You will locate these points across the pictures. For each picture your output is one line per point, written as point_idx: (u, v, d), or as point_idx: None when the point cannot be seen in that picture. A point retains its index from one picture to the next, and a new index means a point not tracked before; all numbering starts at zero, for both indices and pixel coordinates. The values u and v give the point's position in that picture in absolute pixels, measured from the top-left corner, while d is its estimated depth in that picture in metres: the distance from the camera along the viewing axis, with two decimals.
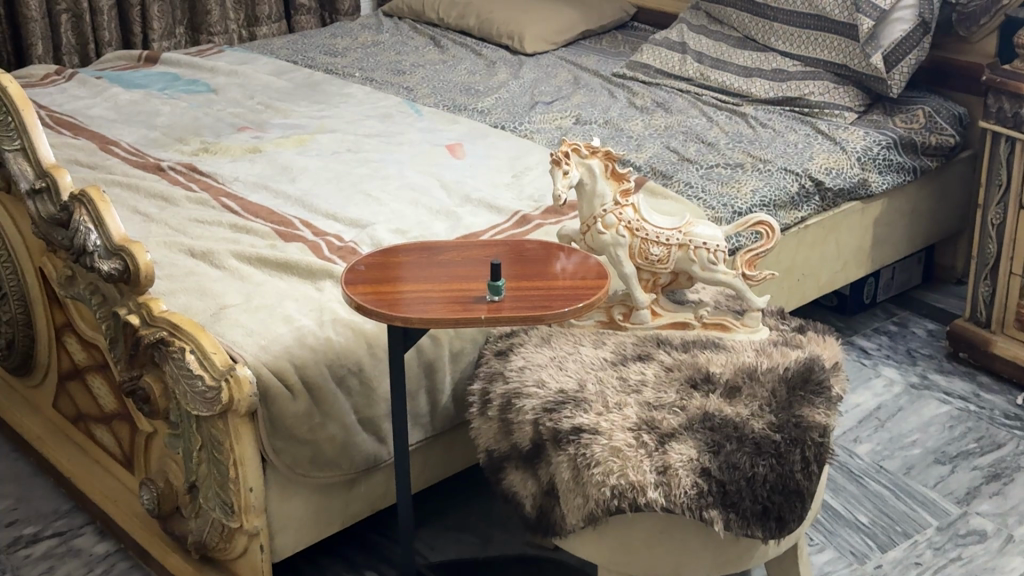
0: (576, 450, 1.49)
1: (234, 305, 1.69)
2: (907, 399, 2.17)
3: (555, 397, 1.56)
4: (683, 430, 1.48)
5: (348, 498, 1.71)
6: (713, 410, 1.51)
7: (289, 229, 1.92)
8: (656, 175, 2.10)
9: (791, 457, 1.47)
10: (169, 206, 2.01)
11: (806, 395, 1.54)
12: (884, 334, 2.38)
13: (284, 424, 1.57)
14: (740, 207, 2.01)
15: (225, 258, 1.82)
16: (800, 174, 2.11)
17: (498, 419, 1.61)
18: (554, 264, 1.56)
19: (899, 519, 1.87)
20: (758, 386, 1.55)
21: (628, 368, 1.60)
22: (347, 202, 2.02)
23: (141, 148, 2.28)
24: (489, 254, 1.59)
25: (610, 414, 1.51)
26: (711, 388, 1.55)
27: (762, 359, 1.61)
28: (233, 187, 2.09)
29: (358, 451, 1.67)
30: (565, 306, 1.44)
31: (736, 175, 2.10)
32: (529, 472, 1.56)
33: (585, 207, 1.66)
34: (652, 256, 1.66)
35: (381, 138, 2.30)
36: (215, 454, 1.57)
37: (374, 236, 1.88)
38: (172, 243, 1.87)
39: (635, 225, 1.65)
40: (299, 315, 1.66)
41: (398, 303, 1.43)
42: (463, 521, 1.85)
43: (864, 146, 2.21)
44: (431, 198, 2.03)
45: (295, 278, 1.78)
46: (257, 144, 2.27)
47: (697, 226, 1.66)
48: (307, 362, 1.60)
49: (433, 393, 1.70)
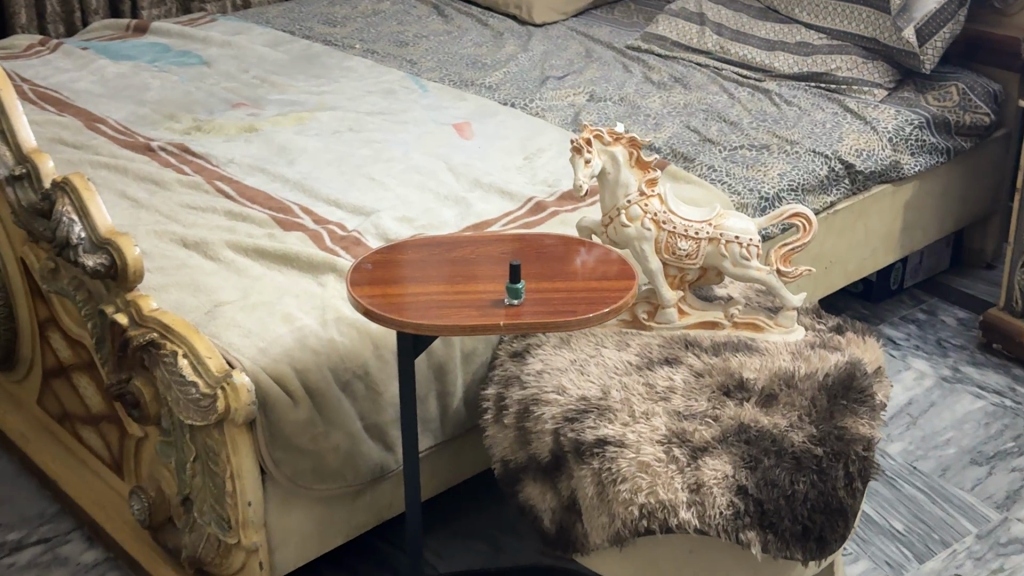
0: (601, 465, 1.38)
1: (230, 302, 1.58)
2: (939, 393, 2.06)
3: (577, 404, 1.45)
4: (717, 443, 1.38)
5: (353, 510, 1.59)
6: (749, 421, 1.40)
7: (288, 216, 1.80)
8: (677, 157, 1.99)
9: (833, 472, 1.36)
10: (161, 190, 1.90)
11: (848, 404, 1.43)
12: (913, 323, 2.26)
13: (283, 434, 1.45)
14: (767, 191, 1.89)
15: (219, 249, 1.71)
16: (830, 157, 2.00)
17: (514, 427, 1.49)
18: (576, 262, 1.44)
19: (936, 526, 1.76)
20: (795, 394, 1.44)
21: (655, 373, 1.49)
22: (349, 187, 1.89)
23: (129, 125, 2.16)
24: (505, 250, 1.46)
25: (637, 425, 1.41)
26: (746, 396, 1.44)
27: (799, 363, 1.49)
28: (228, 169, 1.97)
29: (365, 460, 1.55)
30: (589, 311, 1.31)
31: (763, 158, 1.99)
32: (549, 484, 1.46)
33: (606, 197, 1.54)
34: (680, 251, 1.54)
35: (384, 116, 2.18)
36: (209, 465, 1.45)
37: (379, 224, 1.76)
38: (164, 232, 1.75)
39: (661, 218, 1.53)
40: (300, 314, 1.55)
41: (408, 307, 1.32)
42: (472, 527, 1.75)
43: (896, 126, 2.09)
44: (439, 182, 1.90)
45: (295, 271, 1.67)
46: (253, 122, 2.14)
47: (728, 219, 1.55)
48: (310, 366, 1.48)
49: (443, 396, 1.59)
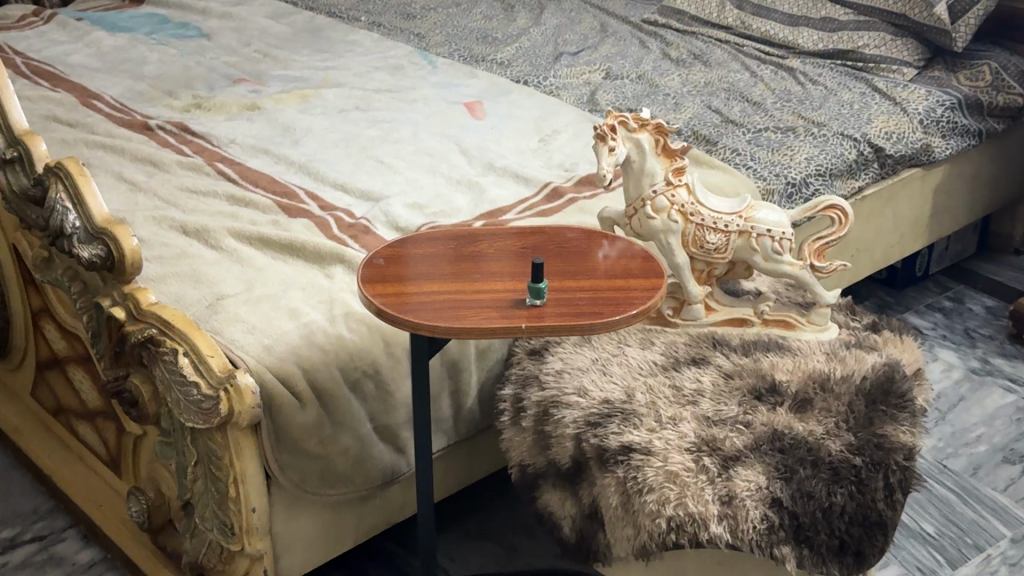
0: (626, 473, 1.30)
1: (233, 295, 1.50)
2: (969, 387, 1.98)
3: (600, 408, 1.37)
4: (749, 452, 1.30)
5: (362, 513, 1.52)
6: (782, 428, 1.33)
7: (293, 202, 1.72)
8: (699, 140, 1.90)
9: (873, 484, 1.29)
10: (160, 173, 1.82)
11: (888, 410, 1.35)
12: (939, 311, 2.19)
13: (290, 438, 1.38)
14: (794, 176, 1.81)
15: (221, 236, 1.63)
16: (858, 140, 1.91)
17: (533, 431, 1.42)
18: (602, 258, 1.35)
19: (969, 529, 1.69)
20: (831, 398, 1.36)
21: (681, 375, 1.41)
22: (356, 170, 1.81)
23: (126, 102, 2.07)
24: (525, 245, 1.38)
25: (665, 431, 1.33)
26: (779, 400, 1.37)
27: (834, 364, 1.42)
28: (229, 150, 1.89)
29: (375, 464, 1.47)
30: (617, 312, 1.23)
31: (789, 141, 1.90)
32: (569, 490, 1.38)
33: (631, 187, 1.46)
34: (709, 245, 1.45)
35: (392, 94, 2.09)
36: (211, 470, 1.37)
37: (389, 211, 1.68)
38: (163, 218, 1.67)
39: (689, 209, 1.45)
40: (307, 309, 1.47)
41: (421, 307, 1.24)
42: (486, 528, 1.68)
43: (927, 107, 2.00)
44: (450, 166, 1.82)
45: (302, 262, 1.59)
46: (255, 100, 2.05)
47: (760, 210, 1.46)
48: (317, 366, 1.40)
49: (457, 394, 1.51)
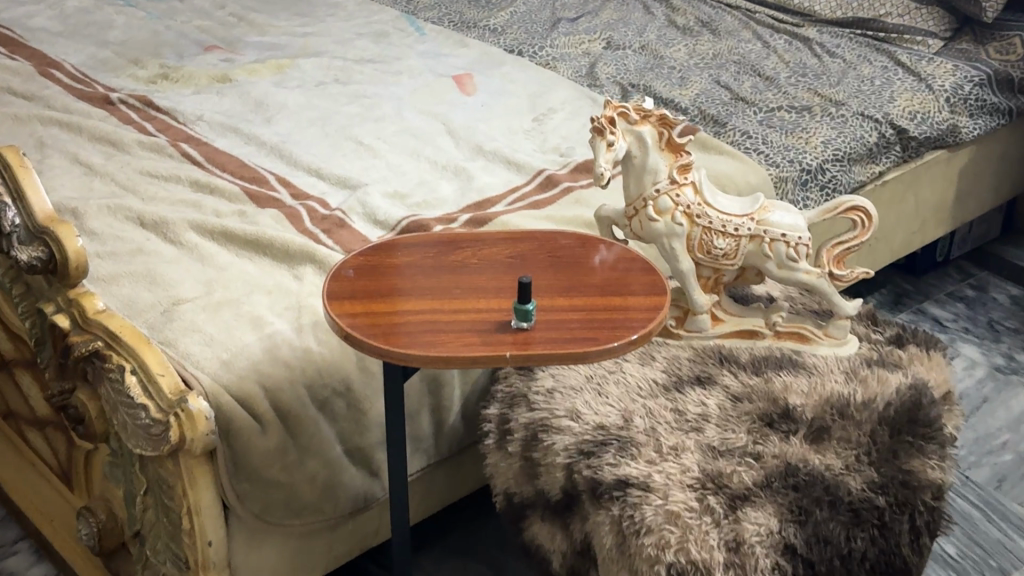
0: (621, 511, 1.17)
1: (190, 299, 1.36)
2: (993, 386, 1.84)
3: (594, 435, 1.24)
4: (760, 490, 1.16)
5: (332, 539, 1.39)
6: (797, 462, 1.19)
7: (263, 189, 1.58)
8: (706, 120, 1.75)
9: (897, 527, 1.16)
10: (119, 154, 1.67)
11: (915, 442, 1.22)
12: (961, 301, 2.05)
13: (250, 465, 1.24)
14: (810, 163, 1.67)
15: (180, 230, 1.49)
16: (879, 121, 1.76)
17: (520, 457, 1.28)
18: (599, 270, 1.21)
19: (993, 550, 1.55)
20: (851, 427, 1.23)
21: (685, 398, 1.27)
22: (333, 153, 1.66)
23: (87, 70, 1.92)
24: (513, 253, 1.23)
25: (665, 463, 1.19)
26: (792, 429, 1.23)
27: (855, 386, 1.28)
28: (196, 128, 1.74)
29: (346, 489, 1.34)
30: (614, 338, 1.09)
31: (804, 122, 1.75)
32: (559, 524, 1.25)
33: (632, 185, 1.32)
34: (717, 251, 1.31)
35: (375, 65, 1.94)
36: (162, 499, 1.24)
37: (366, 201, 1.53)
38: (119, 208, 1.53)
39: (695, 211, 1.31)
40: (271, 317, 1.33)
41: (394, 331, 1.10)
42: (471, 545, 1.55)
43: (954, 84, 1.85)
44: (436, 149, 1.67)
45: (268, 260, 1.44)
46: (226, 71, 1.90)
47: (773, 212, 1.31)
48: (281, 384, 1.27)
49: (437, 411, 1.37)
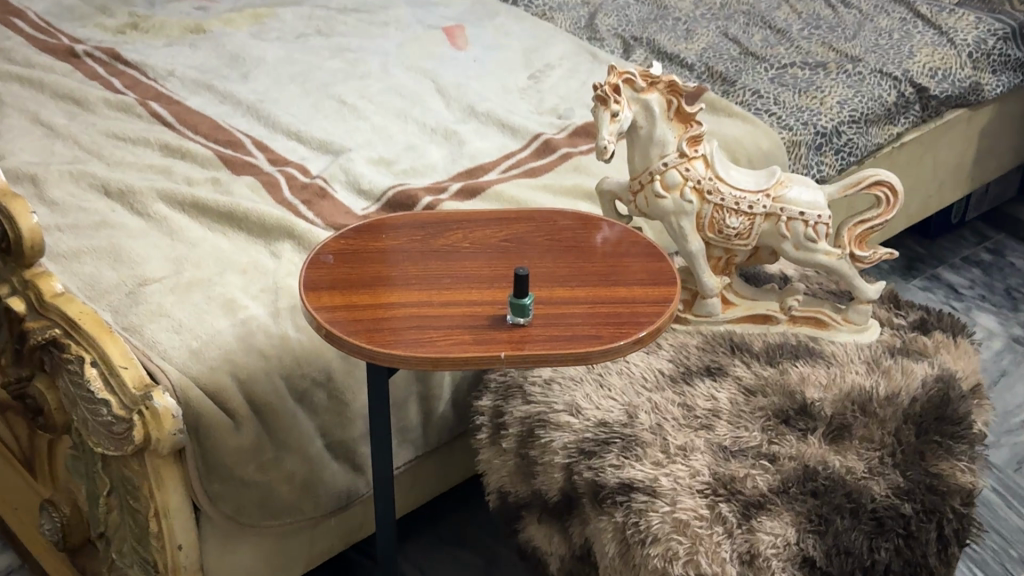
0: (626, 518, 1.07)
1: (159, 279, 1.26)
2: (1011, 359, 1.75)
3: (595, 433, 1.14)
4: (776, 497, 1.06)
5: (312, 537, 1.30)
6: (815, 464, 1.09)
7: (238, 153, 1.47)
8: (714, 78, 1.65)
9: (924, 536, 1.06)
10: (84, 114, 1.55)
11: (944, 442, 1.12)
12: (977, 266, 1.95)
13: (222, 464, 1.14)
14: (825, 125, 1.56)
15: (148, 200, 1.38)
16: (899, 79, 1.65)
17: (515, 454, 1.19)
18: (600, 254, 1.11)
19: (1014, 539, 1.46)
20: (875, 424, 1.13)
21: (694, 391, 1.18)
22: (314, 113, 1.55)
23: (51, 20, 1.79)
24: (507, 235, 1.13)
25: (673, 466, 1.10)
26: (810, 427, 1.13)
27: (877, 379, 1.18)
28: (167, 85, 1.62)
29: (327, 486, 1.25)
30: (620, 336, 0.99)
31: (818, 80, 1.65)
32: (556, 527, 1.16)
33: (638, 158, 1.21)
34: (729, 229, 1.21)
35: (360, 15, 1.83)
36: (127, 500, 1.14)
37: (349, 167, 1.42)
38: (82, 174, 1.41)
39: (706, 186, 1.20)
40: (246, 300, 1.23)
41: (377, 326, 1.00)
42: (462, 535, 1.46)
43: (976, 38, 1.74)
44: (425, 109, 1.56)
45: (243, 236, 1.34)
46: (200, 21, 1.79)
47: (790, 188, 1.21)
48: (255, 375, 1.17)
49: (426, 400, 1.27)
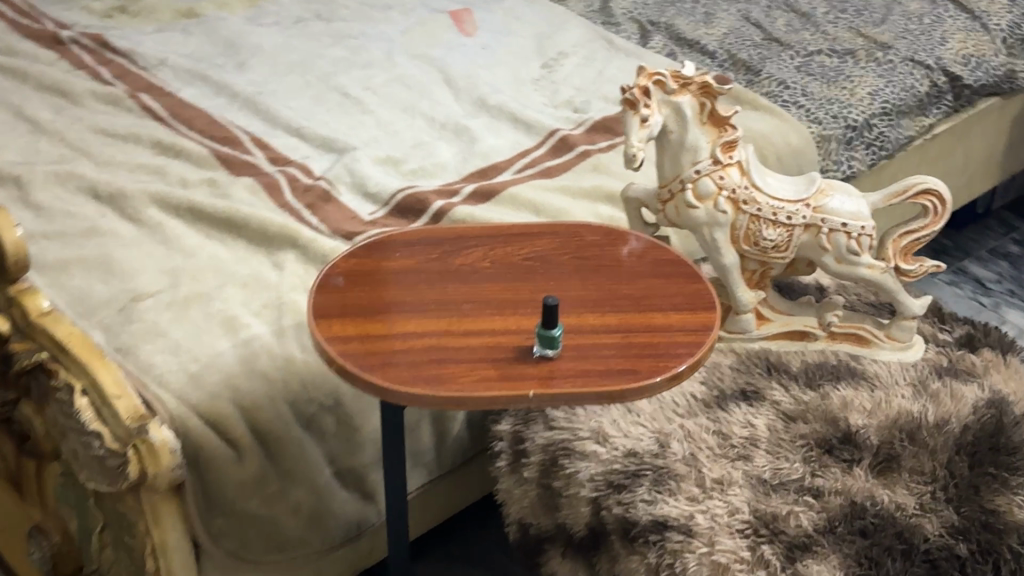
0: (659, 559, 0.99)
1: (153, 293, 1.17)
2: None
3: (625, 464, 1.07)
4: (821, 538, 0.98)
5: (320, 568, 1.22)
6: (863, 498, 1.01)
7: (236, 151, 1.38)
8: (738, 67, 1.57)
9: None
10: (70, 107, 1.46)
11: (999, 474, 1.04)
12: (1004, 259, 1.88)
13: (224, 498, 1.07)
14: (857, 119, 1.47)
15: (140, 204, 1.29)
16: (932, 68, 1.57)
17: (537, 485, 1.11)
18: (631, 275, 1.03)
19: None
20: (924, 455, 1.06)
21: (729, 415, 1.11)
22: (316, 107, 1.47)
23: (35, 4, 1.70)
24: (531, 254, 1.05)
25: (710, 502, 1.02)
26: (855, 458, 1.06)
27: (925, 404, 1.11)
28: (158, 75, 1.53)
29: (335, 517, 1.17)
30: (657, 371, 0.91)
31: (847, 69, 1.56)
32: (582, 564, 1.08)
33: (667, 165, 1.13)
34: (766, 242, 1.13)
35: None
36: (122, 536, 1.06)
37: (355, 167, 1.34)
38: (69, 175, 1.32)
39: (741, 196, 1.11)
40: (248, 317, 1.15)
41: (393, 360, 0.91)
42: (476, 555, 1.39)
43: (1011, 23, 1.68)
44: (433, 102, 1.48)
45: (243, 244, 1.25)
46: (192, 6, 1.72)
47: (831, 198, 1.13)
48: (260, 403, 1.08)
49: (440, 421, 1.19)
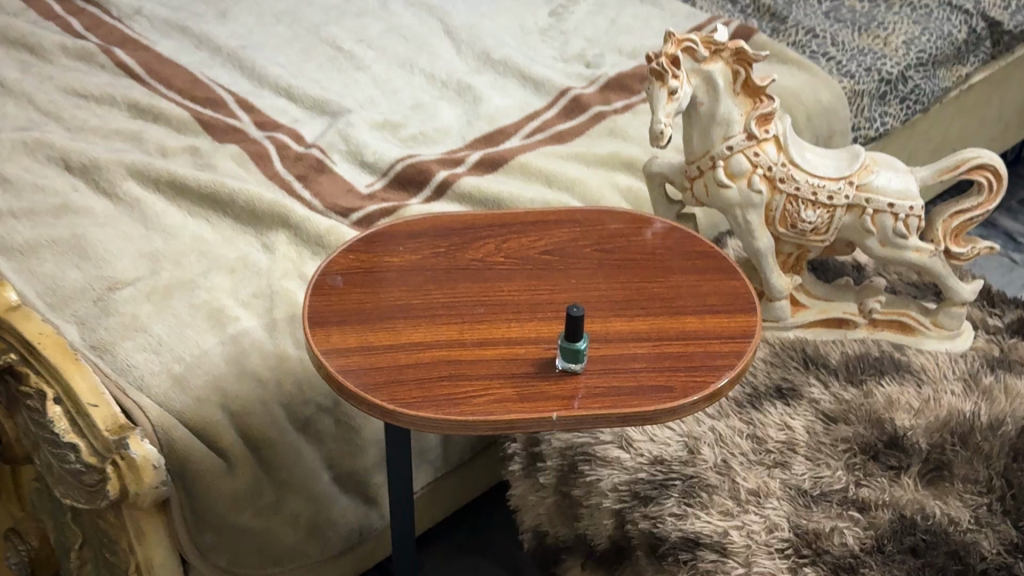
0: None
1: (131, 281, 1.06)
2: None
3: (651, 473, 0.97)
4: (870, 558, 0.87)
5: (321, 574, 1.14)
6: (913, 511, 0.92)
7: (219, 115, 1.27)
8: (762, 13, 1.47)
9: None
10: (38, 64, 1.34)
11: None
12: None
13: (213, 513, 0.97)
14: (890, 71, 1.36)
15: (117, 176, 1.18)
16: (971, 12, 1.45)
17: (556, 492, 1.03)
18: (659, 271, 0.93)
19: None
20: (978, 461, 0.97)
21: (765, 415, 1.02)
22: (306, 63, 1.36)
23: None
24: (549, 250, 0.96)
25: (746, 516, 0.92)
26: (902, 465, 0.97)
27: (977, 402, 1.03)
28: (134, 28, 1.42)
29: (335, 525, 1.09)
30: (694, 387, 0.81)
31: (878, 14, 1.46)
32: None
33: (694, 138, 1.01)
34: (804, 224, 1.03)
35: None
36: (103, 555, 0.96)
37: (349, 133, 1.23)
38: (37, 143, 1.21)
39: (777, 173, 1.01)
40: (236, 307, 1.05)
41: (398, 375, 0.81)
42: (487, 542, 1.32)
43: None
44: (432, 57, 1.38)
45: (230, 222, 1.15)
46: None
47: (876, 174, 1.02)
48: (251, 406, 0.99)
49: None
